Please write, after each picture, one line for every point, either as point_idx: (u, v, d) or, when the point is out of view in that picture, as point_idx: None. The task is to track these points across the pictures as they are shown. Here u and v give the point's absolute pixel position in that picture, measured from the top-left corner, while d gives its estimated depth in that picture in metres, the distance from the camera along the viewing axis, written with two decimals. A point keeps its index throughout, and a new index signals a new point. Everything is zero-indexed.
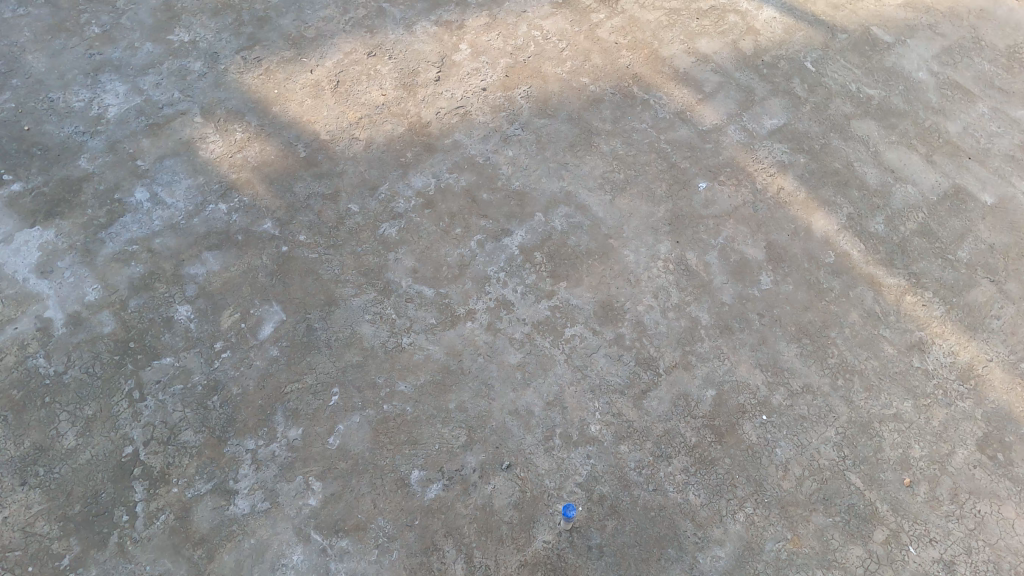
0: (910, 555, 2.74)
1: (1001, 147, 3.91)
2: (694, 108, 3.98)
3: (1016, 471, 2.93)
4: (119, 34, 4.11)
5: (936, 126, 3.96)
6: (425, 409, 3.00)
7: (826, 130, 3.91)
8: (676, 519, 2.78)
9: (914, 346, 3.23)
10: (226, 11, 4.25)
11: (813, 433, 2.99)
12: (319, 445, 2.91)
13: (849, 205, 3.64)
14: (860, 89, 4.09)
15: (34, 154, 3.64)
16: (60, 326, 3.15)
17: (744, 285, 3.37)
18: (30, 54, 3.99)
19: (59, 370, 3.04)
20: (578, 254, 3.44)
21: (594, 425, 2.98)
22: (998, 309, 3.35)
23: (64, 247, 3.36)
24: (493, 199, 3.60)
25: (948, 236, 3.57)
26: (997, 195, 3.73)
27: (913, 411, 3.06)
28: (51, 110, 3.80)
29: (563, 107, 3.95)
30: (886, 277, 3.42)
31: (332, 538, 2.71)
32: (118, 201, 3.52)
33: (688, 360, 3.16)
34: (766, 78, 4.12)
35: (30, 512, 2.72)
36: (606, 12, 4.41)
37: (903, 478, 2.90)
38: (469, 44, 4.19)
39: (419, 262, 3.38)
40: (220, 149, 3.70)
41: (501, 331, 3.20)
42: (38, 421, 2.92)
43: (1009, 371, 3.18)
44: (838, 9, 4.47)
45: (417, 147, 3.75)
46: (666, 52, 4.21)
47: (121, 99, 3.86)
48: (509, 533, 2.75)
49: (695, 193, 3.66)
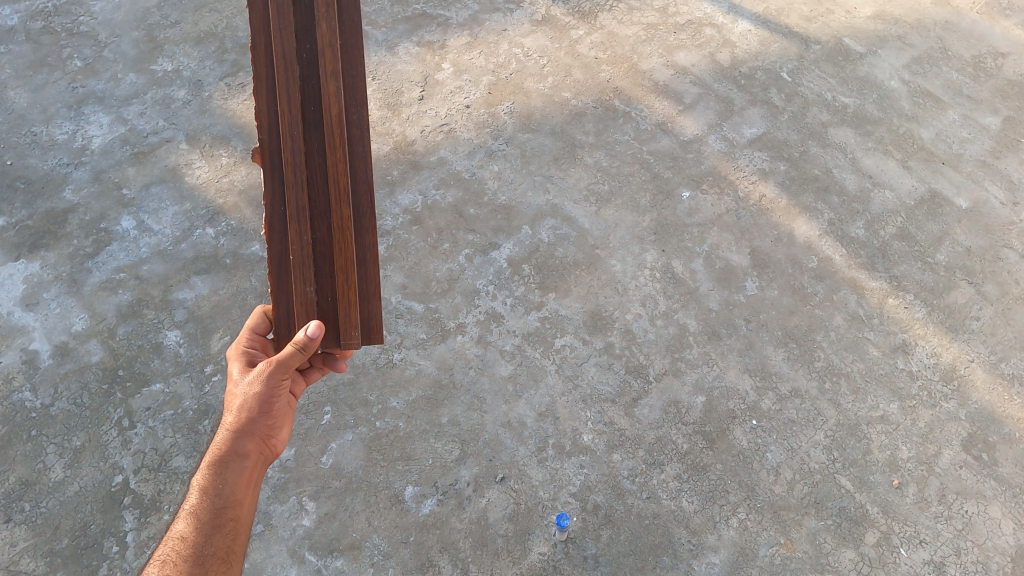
0: (902, 557, 2.77)
1: (974, 153, 4.01)
2: (675, 119, 4.06)
3: (1002, 470, 2.98)
4: (102, 66, 4.13)
5: (909, 133, 4.06)
6: (418, 425, 3.00)
7: (804, 138, 4.00)
8: (671, 527, 2.79)
9: (898, 347, 3.28)
10: (208, 40, 4.28)
11: (802, 436, 3.03)
12: (313, 464, 2.89)
13: (830, 210, 3.71)
14: (835, 98, 4.19)
15: (18, 188, 3.63)
16: (47, 357, 3.13)
17: (730, 292, 3.42)
18: (12, 89, 4.00)
19: (46, 403, 3.01)
20: (565, 264, 3.48)
21: (587, 434, 3.00)
22: (978, 310, 3.42)
23: (50, 278, 3.36)
24: (479, 213, 3.63)
25: (926, 239, 3.65)
26: (972, 199, 3.82)
27: (900, 413, 3.10)
28: (34, 143, 3.80)
29: (547, 121, 4.01)
30: (868, 281, 3.48)
31: (327, 558, 2.70)
32: (104, 230, 3.52)
33: (677, 367, 3.19)
34: (744, 89, 4.21)
35: (16, 549, 2.68)
36: (585, 28, 4.49)
37: (892, 480, 2.93)
38: (452, 63, 4.24)
39: (407, 277, 3.40)
40: (206, 175, 3.71)
41: (492, 343, 3.22)
42: (24, 455, 2.89)
43: (990, 371, 3.23)
44: (811, 21, 4.58)
45: (403, 165, 3.78)
46: (645, 65, 4.30)
47: (105, 129, 3.87)
48: (504, 546, 2.74)
49: (679, 202, 3.72)
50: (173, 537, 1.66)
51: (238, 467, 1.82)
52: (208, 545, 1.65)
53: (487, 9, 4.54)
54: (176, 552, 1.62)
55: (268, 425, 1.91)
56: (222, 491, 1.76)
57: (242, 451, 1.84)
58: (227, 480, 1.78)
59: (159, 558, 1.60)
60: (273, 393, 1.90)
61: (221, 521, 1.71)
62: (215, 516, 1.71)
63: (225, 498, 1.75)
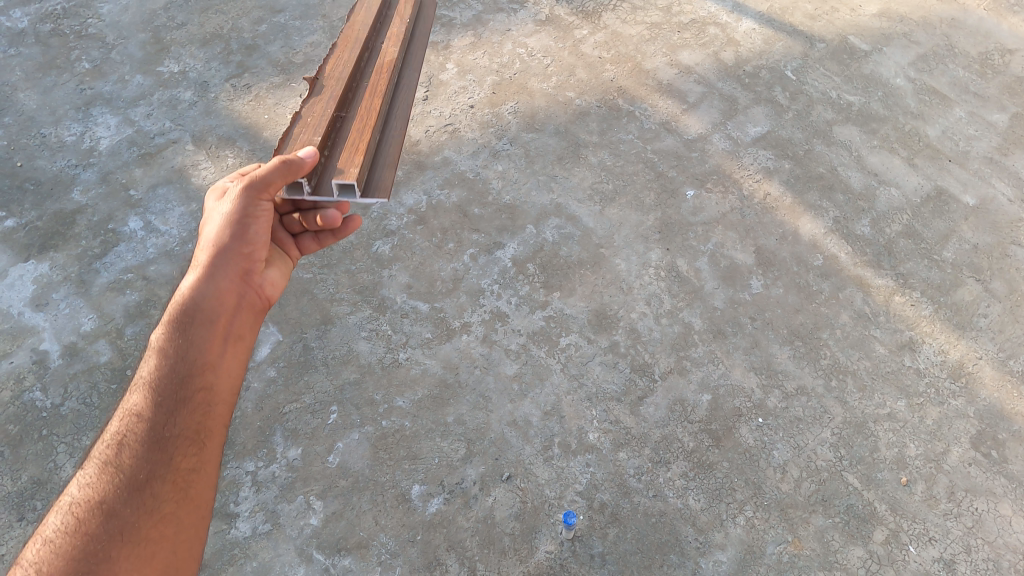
0: (910, 555, 2.75)
1: (980, 150, 3.99)
2: (679, 118, 4.06)
3: (1011, 468, 2.96)
4: (109, 69, 4.16)
5: (915, 130, 4.05)
6: (424, 424, 3.01)
7: (809, 136, 3.99)
8: (678, 525, 2.79)
9: (905, 345, 3.27)
10: (214, 42, 4.31)
11: (809, 434, 3.02)
12: (320, 463, 2.90)
13: (835, 208, 3.70)
14: (840, 96, 4.18)
15: (27, 190, 3.66)
16: (57, 358, 3.16)
17: (735, 290, 3.42)
18: (21, 92, 4.04)
19: (56, 403, 3.04)
20: (570, 264, 3.48)
21: (593, 433, 3.00)
22: (985, 307, 3.40)
23: (59, 279, 3.39)
24: (484, 213, 3.64)
25: (933, 237, 3.63)
26: (978, 196, 3.81)
27: (907, 410, 3.09)
28: (42, 145, 3.83)
29: (551, 120, 4.01)
30: (874, 278, 3.47)
31: (334, 557, 2.71)
32: (112, 231, 3.55)
33: (682, 365, 3.19)
34: (748, 87, 4.21)
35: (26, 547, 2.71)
36: (588, 27, 4.49)
37: (900, 478, 2.92)
38: (456, 63, 4.26)
39: (413, 277, 3.41)
40: (212, 176, 3.73)
41: (497, 343, 3.23)
42: (34, 454, 2.91)
43: (998, 369, 3.22)
44: (816, 19, 4.57)
45: (407, 166, 3.80)
46: (649, 65, 4.31)
47: (113, 131, 3.91)
48: (511, 544, 2.75)
49: (683, 201, 3.72)
50: (132, 414, 1.71)
51: (203, 329, 1.87)
52: (172, 426, 1.69)
53: (491, 10, 4.56)
54: (137, 438, 1.65)
55: (245, 253, 2.01)
56: (186, 355, 1.81)
57: (212, 295, 1.92)
58: (192, 347, 1.83)
59: (117, 441, 1.65)
60: (247, 216, 2.00)
61: (187, 394, 1.75)
62: (178, 393, 1.74)
63: (190, 363, 1.80)
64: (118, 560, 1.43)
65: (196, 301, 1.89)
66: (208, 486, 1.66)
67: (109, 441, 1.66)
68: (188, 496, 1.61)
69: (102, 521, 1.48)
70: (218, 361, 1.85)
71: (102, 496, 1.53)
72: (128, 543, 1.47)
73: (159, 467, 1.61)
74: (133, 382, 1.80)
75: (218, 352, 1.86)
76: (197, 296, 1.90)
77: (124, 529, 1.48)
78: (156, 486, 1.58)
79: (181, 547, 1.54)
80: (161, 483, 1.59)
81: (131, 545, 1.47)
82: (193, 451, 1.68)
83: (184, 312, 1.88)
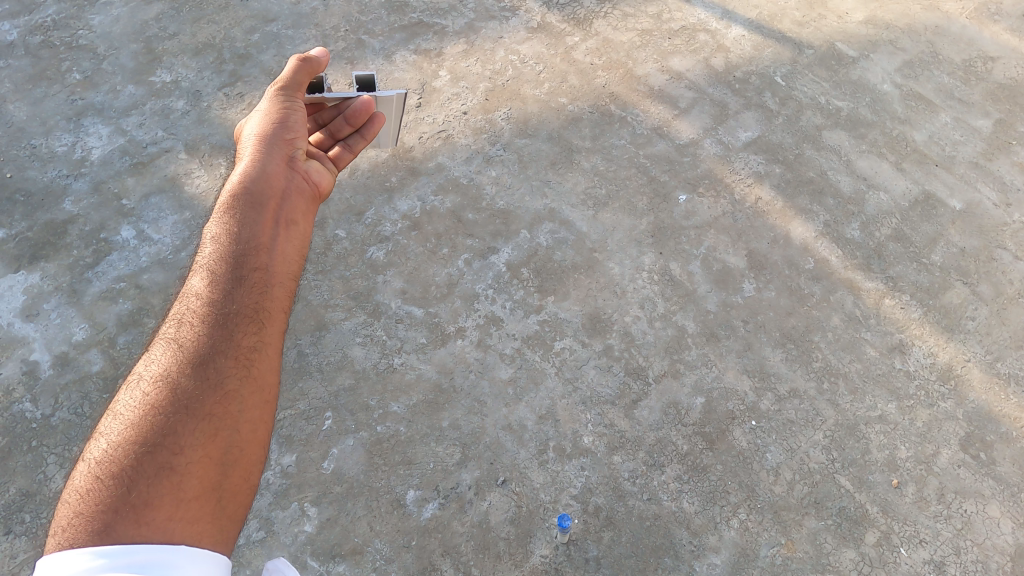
0: (902, 556, 2.78)
1: (966, 154, 4.05)
2: (670, 124, 4.09)
3: (999, 469, 2.99)
4: (101, 79, 4.15)
5: (902, 135, 4.10)
6: (419, 429, 3.01)
7: (798, 141, 4.03)
8: (672, 528, 2.80)
9: (895, 347, 3.30)
10: (207, 51, 4.31)
11: (802, 437, 3.04)
12: (314, 470, 2.90)
13: (826, 212, 3.75)
14: (828, 101, 4.23)
15: (18, 200, 3.65)
16: (47, 368, 3.14)
17: (727, 293, 3.44)
18: (12, 103, 4.03)
19: (46, 413, 3.02)
20: (563, 269, 3.49)
21: (587, 437, 3.01)
22: (973, 310, 3.45)
23: (50, 288, 3.37)
24: (478, 218, 3.66)
25: (921, 240, 3.68)
26: (965, 200, 3.86)
27: (898, 412, 3.12)
28: (33, 156, 3.82)
29: (543, 127, 4.04)
30: (864, 281, 3.51)
31: (329, 564, 2.70)
32: (104, 240, 3.53)
33: (676, 368, 3.21)
34: (739, 93, 4.25)
35: (17, 560, 2.69)
36: (580, 34, 4.53)
37: (891, 480, 2.95)
38: (448, 71, 4.28)
39: (407, 283, 3.42)
40: (205, 184, 3.73)
41: (492, 347, 3.23)
42: (24, 466, 2.89)
43: (987, 371, 3.25)
44: (804, 26, 4.63)
45: (401, 172, 3.80)
46: (640, 71, 4.34)
47: (104, 141, 3.90)
48: (506, 549, 2.75)
49: (676, 206, 3.75)
50: (193, 294, 1.73)
51: (254, 214, 1.89)
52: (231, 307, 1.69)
53: (483, 18, 4.58)
54: (198, 316, 1.66)
55: (289, 141, 2.09)
56: (239, 239, 1.83)
57: (262, 178, 1.97)
58: (244, 232, 1.85)
59: (178, 319, 1.67)
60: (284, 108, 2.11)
61: (243, 277, 1.76)
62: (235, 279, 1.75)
63: (244, 246, 1.83)
64: (183, 431, 1.45)
65: (246, 190, 1.93)
66: (269, 368, 1.65)
67: (171, 321, 1.68)
68: (250, 375, 1.61)
69: (168, 396, 1.49)
70: (269, 248, 1.86)
71: (166, 371, 1.53)
72: (194, 417, 1.48)
73: (221, 345, 1.61)
74: (193, 265, 1.82)
75: (268, 239, 1.87)
76: (246, 185, 1.94)
77: (190, 401, 1.49)
78: (218, 364, 1.58)
79: (244, 425, 1.54)
80: (224, 359, 1.59)
81: (197, 416, 1.48)
82: (253, 330, 1.67)
83: (235, 201, 1.91)
